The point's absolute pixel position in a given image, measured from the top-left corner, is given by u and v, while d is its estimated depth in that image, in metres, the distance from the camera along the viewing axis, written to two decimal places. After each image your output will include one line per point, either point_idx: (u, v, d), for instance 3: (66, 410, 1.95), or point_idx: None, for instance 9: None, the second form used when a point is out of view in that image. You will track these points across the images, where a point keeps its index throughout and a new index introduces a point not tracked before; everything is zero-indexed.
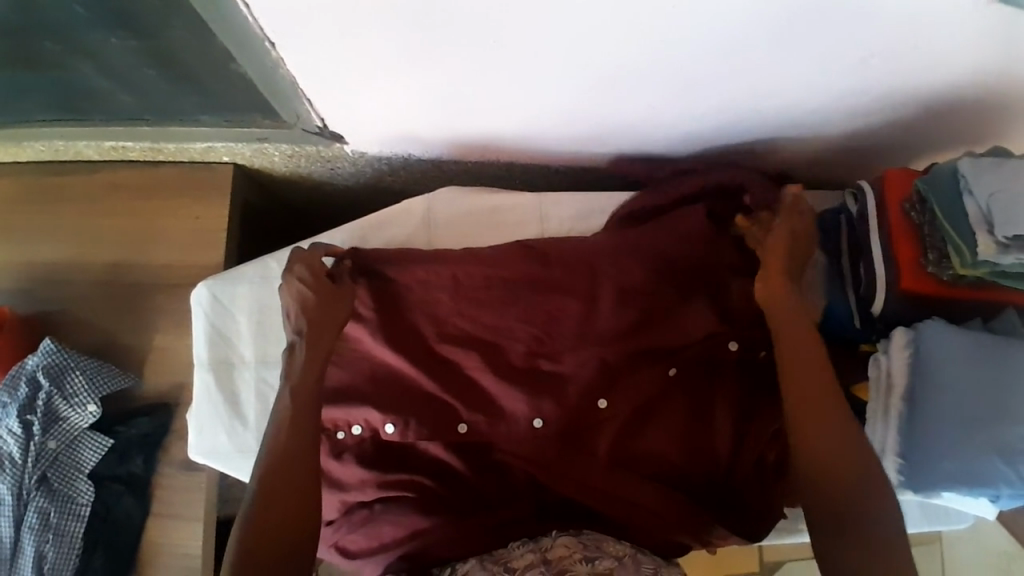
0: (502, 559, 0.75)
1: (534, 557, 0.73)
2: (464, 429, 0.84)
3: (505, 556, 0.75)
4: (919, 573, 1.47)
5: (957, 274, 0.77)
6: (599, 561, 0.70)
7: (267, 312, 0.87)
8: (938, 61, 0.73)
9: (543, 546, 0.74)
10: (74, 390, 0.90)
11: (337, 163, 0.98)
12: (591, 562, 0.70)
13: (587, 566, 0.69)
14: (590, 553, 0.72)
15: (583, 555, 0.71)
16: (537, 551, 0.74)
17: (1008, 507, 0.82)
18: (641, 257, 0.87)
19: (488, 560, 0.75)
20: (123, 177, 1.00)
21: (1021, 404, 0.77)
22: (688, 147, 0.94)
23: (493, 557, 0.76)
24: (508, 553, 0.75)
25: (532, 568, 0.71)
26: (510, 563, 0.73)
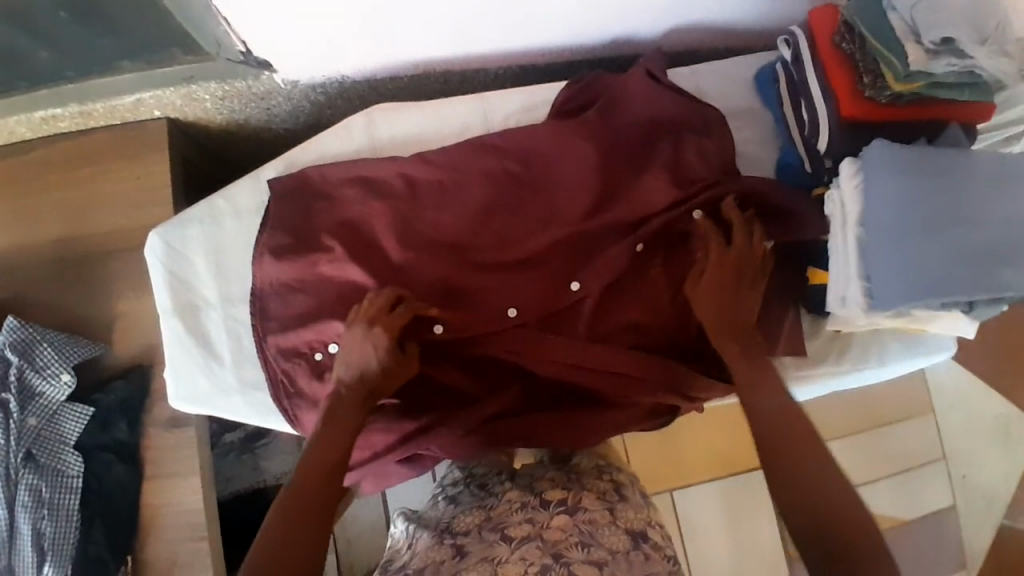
0: (499, 525, 0.70)
1: (531, 529, 0.68)
2: (441, 330, 0.82)
3: (503, 522, 0.70)
4: (918, 445, 1.49)
5: (894, 92, 0.78)
6: (594, 549, 0.65)
7: (223, 250, 0.87)
8: None
9: (542, 521, 0.69)
10: (45, 362, 0.89)
11: (273, 101, 0.97)
12: (586, 548, 0.65)
13: (582, 552, 0.65)
14: (585, 539, 0.67)
15: (578, 540, 0.66)
16: (534, 524, 0.68)
17: (981, 317, 0.83)
18: (587, 135, 0.87)
19: (484, 527, 0.70)
20: (60, 149, 0.98)
21: (972, 205, 0.78)
22: (619, 26, 0.93)
23: (491, 523, 0.71)
24: (506, 519, 0.70)
25: (529, 541, 0.66)
26: (506, 530, 0.68)
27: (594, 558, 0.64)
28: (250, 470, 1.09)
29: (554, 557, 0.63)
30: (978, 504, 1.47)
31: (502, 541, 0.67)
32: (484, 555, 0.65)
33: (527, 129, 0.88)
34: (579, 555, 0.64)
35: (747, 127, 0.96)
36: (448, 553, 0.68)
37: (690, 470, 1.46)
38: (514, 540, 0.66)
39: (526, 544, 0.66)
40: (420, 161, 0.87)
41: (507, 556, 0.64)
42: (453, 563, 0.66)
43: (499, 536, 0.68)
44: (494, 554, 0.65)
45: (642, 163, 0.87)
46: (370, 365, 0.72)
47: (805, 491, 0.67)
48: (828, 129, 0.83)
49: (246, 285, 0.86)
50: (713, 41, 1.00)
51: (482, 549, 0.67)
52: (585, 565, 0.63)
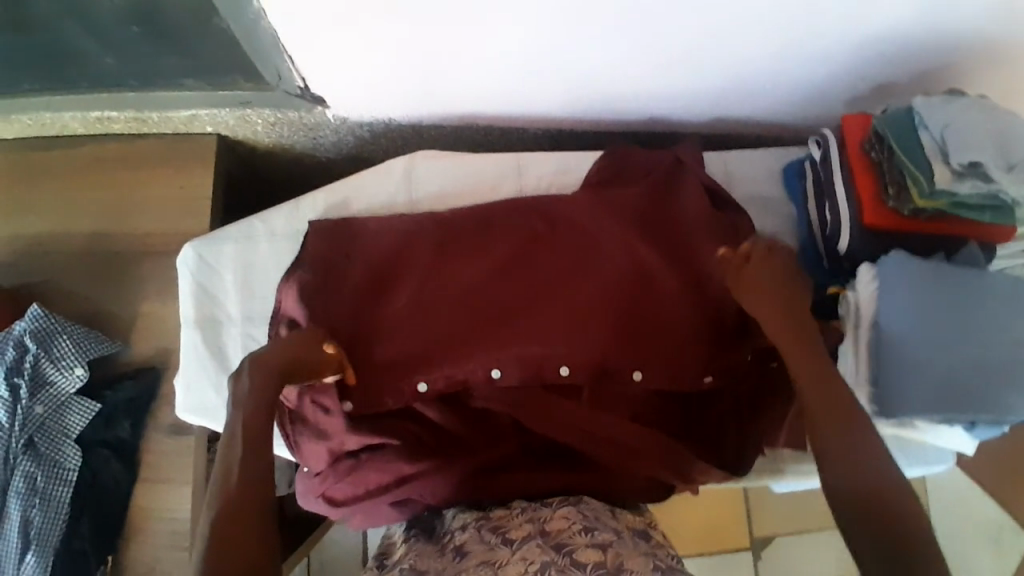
0: (500, 528, 0.76)
1: (532, 529, 0.75)
2: (424, 389, 0.85)
3: (504, 525, 0.77)
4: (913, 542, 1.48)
5: (917, 206, 0.80)
6: (598, 533, 0.73)
7: (252, 270, 0.89)
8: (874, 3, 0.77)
9: (543, 517, 0.77)
10: (61, 353, 0.91)
11: (320, 133, 1.01)
12: (591, 533, 0.73)
13: (585, 538, 0.72)
14: (588, 524, 0.75)
15: (583, 526, 0.74)
16: (536, 521, 0.76)
17: (983, 436, 0.84)
18: (615, 211, 0.91)
19: (484, 526, 0.77)
20: (110, 150, 1.02)
21: (984, 328, 0.80)
22: (659, 106, 0.97)
23: (491, 524, 0.78)
24: (506, 523, 0.77)
25: (531, 539, 0.73)
26: (508, 533, 0.75)
27: (596, 542, 0.71)
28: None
29: (557, 549, 0.70)
30: None
31: (502, 543, 0.73)
32: (484, 559, 0.71)
33: (559, 197, 0.93)
34: (582, 541, 0.71)
35: (773, 216, 0.98)
36: (447, 560, 0.73)
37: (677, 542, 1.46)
38: (515, 541, 0.73)
39: (528, 542, 0.72)
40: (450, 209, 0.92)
41: (508, 558, 0.70)
42: (454, 565, 0.71)
43: (500, 540, 0.74)
44: (493, 557, 0.71)
45: (657, 243, 0.91)
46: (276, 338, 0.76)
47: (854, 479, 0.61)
48: (848, 231, 0.85)
49: (268, 307, 0.89)
50: (748, 130, 1.04)
51: (483, 551, 0.72)
52: (589, 552, 0.69)
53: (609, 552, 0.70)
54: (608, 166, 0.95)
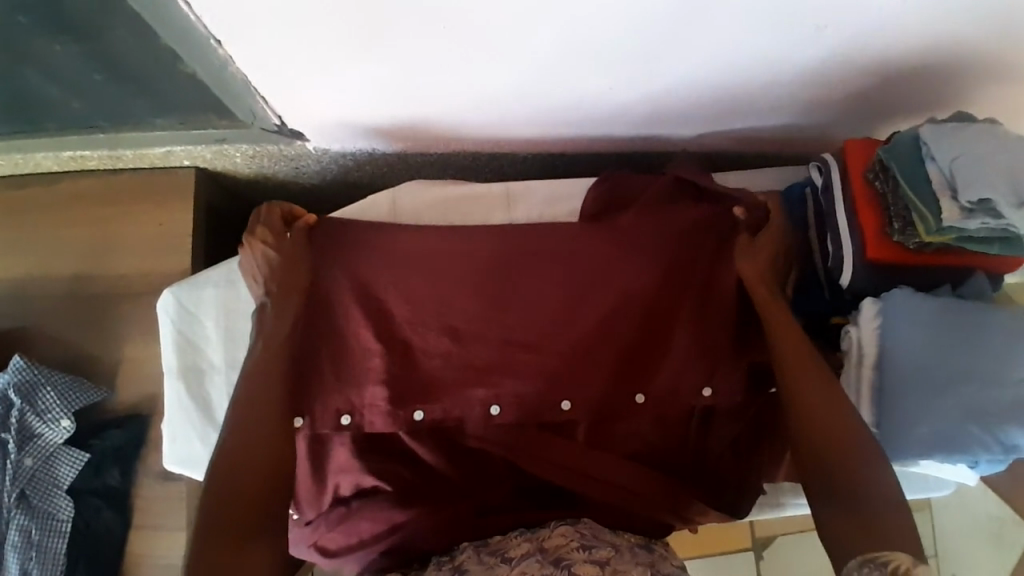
0: (499, 549, 0.78)
1: (531, 547, 0.76)
2: (420, 416, 0.83)
3: (502, 547, 0.78)
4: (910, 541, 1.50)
5: (923, 241, 0.77)
6: (596, 550, 0.73)
7: (235, 317, 0.86)
8: (880, 28, 0.72)
9: (541, 536, 0.78)
10: (46, 406, 0.89)
11: (301, 162, 0.97)
12: (588, 549, 0.73)
13: (584, 553, 0.72)
14: (586, 541, 0.75)
15: (579, 543, 0.74)
16: (534, 540, 0.77)
17: (987, 472, 0.82)
18: (615, 240, 0.88)
19: (484, 549, 0.79)
20: (85, 187, 0.98)
21: (996, 366, 0.76)
22: (653, 126, 0.93)
23: (490, 547, 0.79)
24: (505, 545, 0.78)
25: (529, 557, 0.74)
26: (507, 553, 0.76)
27: (594, 558, 0.71)
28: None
29: (555, 562, 0.71)
30: None
31: (502, 562, 0.74)
32: None
33: (558, 224, 0.90)
34: (581, 556, 0.72)
35: None
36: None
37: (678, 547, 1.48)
38: (513, 559, 0.74)
39: (527, 559, 0.73)
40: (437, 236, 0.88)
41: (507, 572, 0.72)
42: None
43: (499, 560, 0.75)
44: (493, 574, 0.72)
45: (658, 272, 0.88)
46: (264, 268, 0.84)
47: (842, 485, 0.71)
48: (850, 265, 0.82)
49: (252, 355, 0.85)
50: (747, 147, 0.99)
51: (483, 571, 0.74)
52: (586, 564, 0.70)
53: (607, 567, 0.70)
54: (604, 189, 0.92)
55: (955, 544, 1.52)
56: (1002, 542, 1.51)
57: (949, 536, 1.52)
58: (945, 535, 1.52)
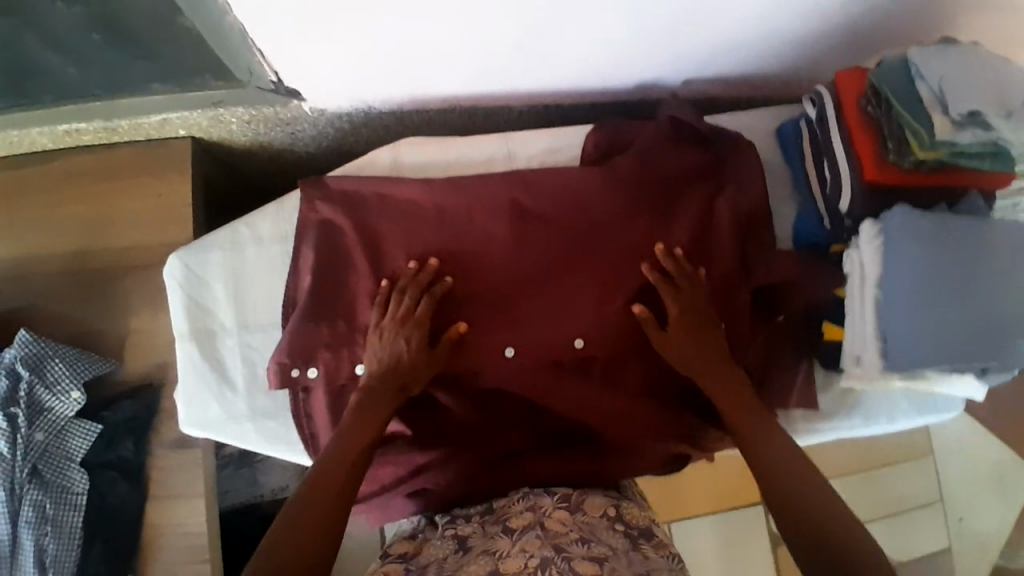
0: (501, 518, 0.78)
1: (533, 519, 0.76)
2: None
3: (505, 513, 0.78)
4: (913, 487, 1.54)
5: (918, 159, 0.78)
6: (594, 545, 0.71)
7: (242, 277, 0.86)
8: None
9: (544, 508, 0.77)
10: (56, 378, 0.89)
11: (298, 126, 0.97)
12: (586, 544, 0.71)
13: (583, 548, 0.70)
14: (585, 535, 0.73)
15: (579, 536, 0.72)
16: (536, 511, 0.77)
17: (993, 381, 0.84)
18: (622, 182, 0.89)
19: (489, 520, 0.79)
20: (82, 162, 0.98)
21: (991, 276, 0.80)
22: (645, 72, 0.94)
23: (495, 517, 0.79)
24: (507, 512, 0.79)
25: (530, 531, 0.74)
26: (509, 522, 0.77)
27: (593, 555, 0.69)
28: (248, 484, 1.21)
29: (555, 547, 0.69)
30: (972, 550, 1.52)
31: (503, 534, 0.74)
32: (485, 548, 0.73)
33: (561, 170, 0.90)
34: (579, 551, 0.69)
35: (770, 179, 0.96)
36: (451, 549, 0.76)
37: (687, 504, 1.53)
38: (516, 534, 0.74)
39: (527, 535, 0.73)
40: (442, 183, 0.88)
41: (508, 549, 0.71)
42: (455, 559, 0.73)
43: (502, 531, 0.76)
44: (495, 548, 0.73)
45: (665, 215, 0.89)
46: (305, 234, 0.85)
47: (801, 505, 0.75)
48: (849, 190, 0.84)
49: (262, 314, 0.86)
50: (737, 90, 1.01)
51: (484, 543, 0.74)
52: (585, 561, 0.68)
53: (605, 565, 0.68)
54: (611, 135, 0.92)
55: (958, 488, 1.54)
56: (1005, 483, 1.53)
57: (951, 479, 1.55)
58: (947, 479, 1.55)
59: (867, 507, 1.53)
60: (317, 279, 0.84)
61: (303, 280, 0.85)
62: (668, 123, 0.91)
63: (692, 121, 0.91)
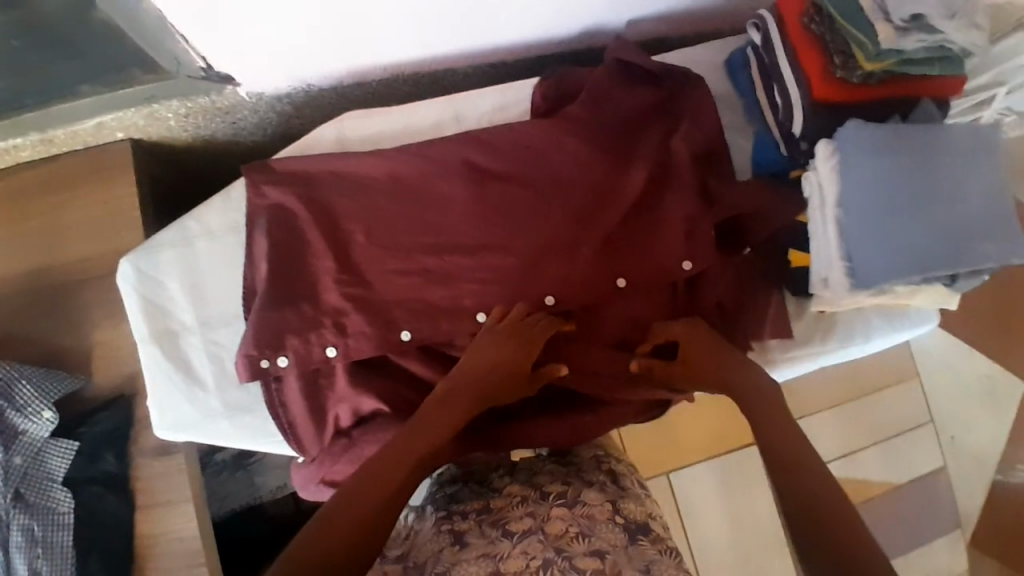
0: (500, 520, 0.74)
1: (532, 523, 0.72)
2: (407, 336, 0.85)
3: (504, 517, 0.74)
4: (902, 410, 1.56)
5: (866, 71, 0.77)
6: (595, 539, 0.70)
7: (198, 273, 0.84)
8: None
9: (541, 512, 0.74)
10: (25, 399, 0.87)
11: (238, 115, 0.95)
12: (587, 540, 0.70)
13: (583, 545, 0.69)
14: (585, 530, 0.71)
15: (578, 532, 0.71)
16: (535, 516, 0.73)
17: (964, 287, 0.84)
18: (574, 130, 0.87)
19: (486, 519, 0.75)
20: (23, 179, 0.94)
21: (949, 182, 0.79)
22: (587, 18, 0.92)
23: (493, 516, 0.75)
24: (506, 514, 0.75)
25: (531, 535, 0.71)
26: (508, 526, 0.73)
27: (594, 550, 0.68)
28: (245, 486, 1.19)
29: (557, 548, 0.68)
30: (968, 464, 1.54)
31: (502, 537, 0.71)
32: (484, 551, 0.70)
33: (511, 125, 0.88)
34: (580, 548, 0.68)
35: (724, 111, 0.95)
36: (447, 543, 0.73)
37: (684, 453, 1.55)
38: (516, 535, 0.71)
39: (529, 538, 0.71)
40: (392, 153, 0.86)
41: (508, 551, 0.69)
42: (454, 553, 0.71)
43: (500, 533, 0.72)
44: (495, 550, 0.70)
45: (622, 159, 0.88)
46: (258, 223, 0.83)
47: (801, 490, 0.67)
48: (801, 111, 0.83)
49: (224, 308, 0.84)
50: (681, 27, 0.99)
51: (483, 546, 0.71)
52: (587, 558, 0.67)
53: (607, 561, 0.67)
54: (557, 85, 0.90)
55: (946, 404, 1.56)
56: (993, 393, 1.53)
57: (939, 396, 1.57)
58: (935, 397, 1.57)
59: (859, 434, 1.55)
60: (275, 265, 0.83)
61: (262, 267, 0.83)
62: (615, 65, 0.89)
63: (639, 60, 0.89)
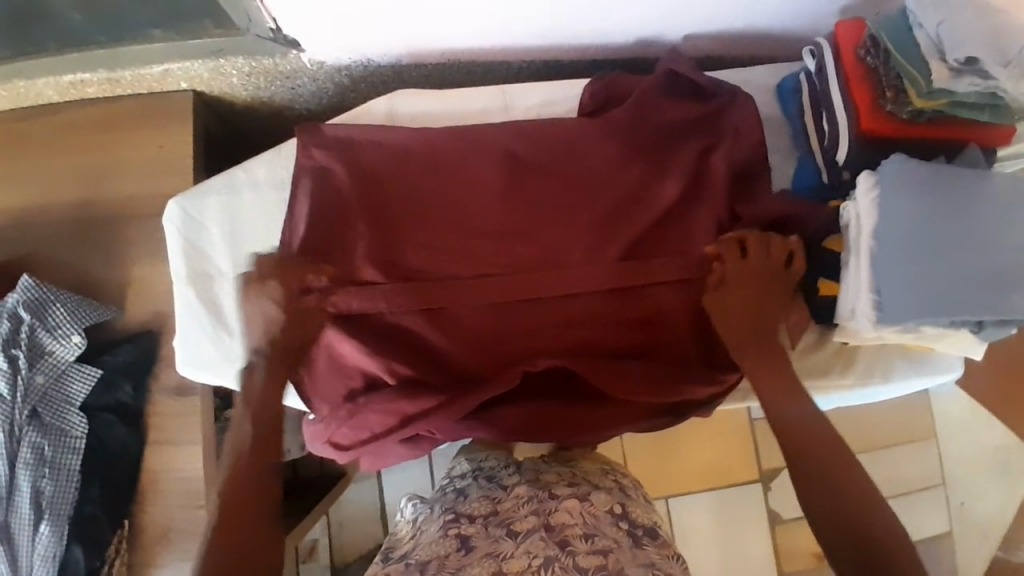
0: (506, 521, 0.79)
1: (535, 522, 0.78)
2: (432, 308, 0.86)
3: (508, 518, 0.80)
4: (915, 471, 1.53)
5: (916, 109, 0.78)
6: (597, 538, 0.76)
7: (240, 223, 0.87)
8: None
9: (546, 510, 0.79)
10: (57, 321, 0.90)
11: (298, 81, 0.98)
12: (590, 538, 0.75)
13: (587, 543, 0.74)
14: (589, 529, 0.77)
15: (584, 530, 0.77)
16: (539, 514, 0.79)
17: (993, 338, 0.82)
18: (617, 131, 0.90)
19: (491, 521, 0.80)
20: (85, 115, 0.99)
21: (990, 227, 0.78)
22: (645, 28, 0.94)
23: (498, 518, 0.81)
24: (511, 515, 0.80)
25: (533, 533, 0.76)
26: (512, 525, 0.78)
27: (597, 548, 0.74)
28: None
29: (559, 545, 0.73)
30: (974, 535, 1.51)
31: (507, 537, 0.76)
32: (489, 550, 0.75)
33: (558, 120, 0.92)
34: (584, 546, 0.74)
35: (769, 132, 0.95)
36: (452, 548, 0.77)
37: (686, 480, 1.54)
38: (519, 535, 0.76)
39: (530, 537, 0.75)
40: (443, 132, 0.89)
41: (512, 551, 0.73)
42: (458, 558, 0.75)
43: (504, 533, 0.77)
44: (499, 550, 0.74)
45: (661, 167, 0.90)
46: (304, 182, 0.86)
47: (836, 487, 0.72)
48: (847, 140, 0.83)
49: (260, 259, 0.87)
50: (737, 47, 1.00)
51: (487, 545, 0.76)
52: (590, 556, 0.72)
53: (610, 557, 0.73)
54: (609, 87, 0.93)
55: (959, 469, 1.53)
56: (1007, 468, 1.51)
57: (952, 462, 1.54)
58: (950, 462, 1.53)
59: None
60: (313, 223, 0.85)
61: (301, 221, 0.85)
62: (665, 75, 0.93)
63: (689, 72, 0.94)
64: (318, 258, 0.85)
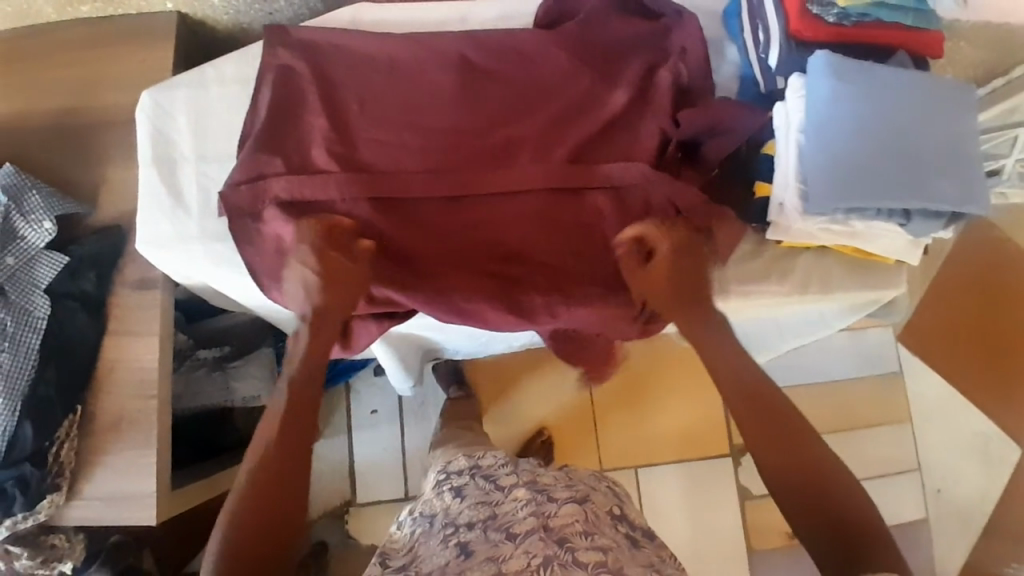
0: (503, 525, 0.80)
1: (534, 522, 0.78)
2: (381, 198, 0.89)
3: (506, 521, 0.80)
4: (891, 453, 1.49)
5: (840, 9, 0.83)
6: (596, 537, 0.78)
7: (205, 116, 0.93)
8: None
9: (546, 512, 0.80)
10: (32, 207, 0.93)
11: (275, 3, 1.07)
12: (589, 536, 0.77)
13: (586, 540, 0.76)
14: (589, 528, 0.79)
15: (582, 528, 0.78)
16: (538, 515, 0.80)
17: (923, 231, 0.85)
18: (569, 43, 0.95)
19: (490, 525, 0.81)
20: (77, 32, 1.06)
21: (910, 120, 0.82)
22: None
23: (497, 521, 0.81)
24: (509, 518, 0.81)
25: (533, 534, 0.76)
26: (511, 528, 0.79)
27: (597, 546, 0.76)
28: (220, 388, 1.18)
29: (559, 544, 0.75)
30: (955, 526, 1.44)
31: (506, 539, 0.77)
32: (489, 554, 0.76)
33: (513, 32, 0.96)
34: (583, 543, 0.76)
35: (713, 53, 1.00)
36: (453, 555, 0.78)
37: (655, 453, 1.51)
38: (518, 536, 0.77)
39: (530, 537, 0.76)
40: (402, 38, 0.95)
41: (512, 552, 0.75)
42: (458, 563, 0.76)
43: (503, 536, 0.78)
44: (499, 553, 0.75)
45: (608, 78, 0.94)
46: (267, 77, 0.91)
47: (822, 485, 0.76)
48: (777, 43, 0.87)
49: (224, 149, 0.93)
50: None
51: (487, 549, 0.77)
52: (590, 552, 0.75)
53: (608, 554, 0.75)
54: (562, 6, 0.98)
55: (941, 455, 1.48)
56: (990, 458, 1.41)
57: (930, 448, 1.49)
58: (929, 447, 1.49)
59: None
60: (273, 113, 0.90)
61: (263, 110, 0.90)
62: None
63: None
64: (275, 145, 0.89)
